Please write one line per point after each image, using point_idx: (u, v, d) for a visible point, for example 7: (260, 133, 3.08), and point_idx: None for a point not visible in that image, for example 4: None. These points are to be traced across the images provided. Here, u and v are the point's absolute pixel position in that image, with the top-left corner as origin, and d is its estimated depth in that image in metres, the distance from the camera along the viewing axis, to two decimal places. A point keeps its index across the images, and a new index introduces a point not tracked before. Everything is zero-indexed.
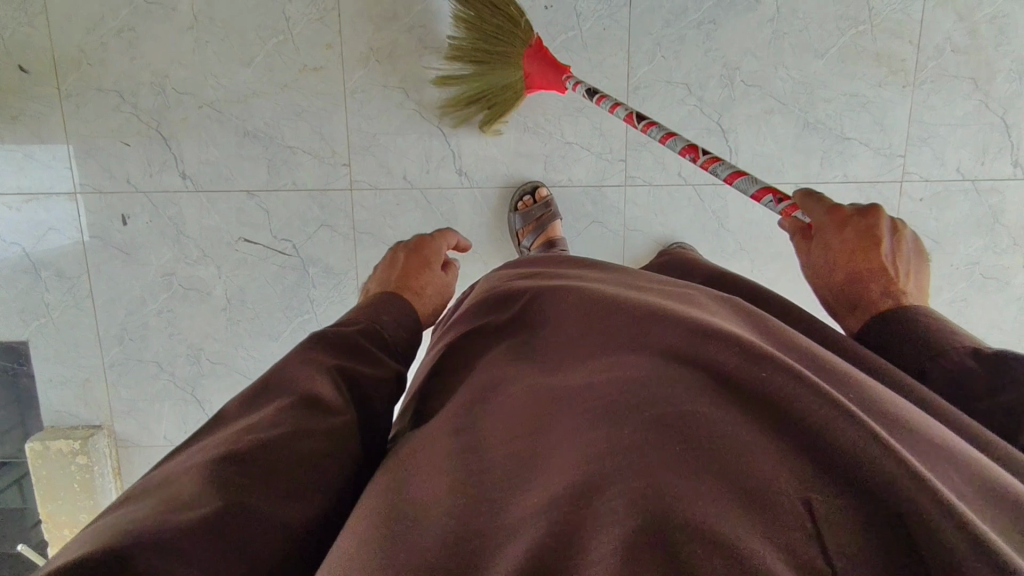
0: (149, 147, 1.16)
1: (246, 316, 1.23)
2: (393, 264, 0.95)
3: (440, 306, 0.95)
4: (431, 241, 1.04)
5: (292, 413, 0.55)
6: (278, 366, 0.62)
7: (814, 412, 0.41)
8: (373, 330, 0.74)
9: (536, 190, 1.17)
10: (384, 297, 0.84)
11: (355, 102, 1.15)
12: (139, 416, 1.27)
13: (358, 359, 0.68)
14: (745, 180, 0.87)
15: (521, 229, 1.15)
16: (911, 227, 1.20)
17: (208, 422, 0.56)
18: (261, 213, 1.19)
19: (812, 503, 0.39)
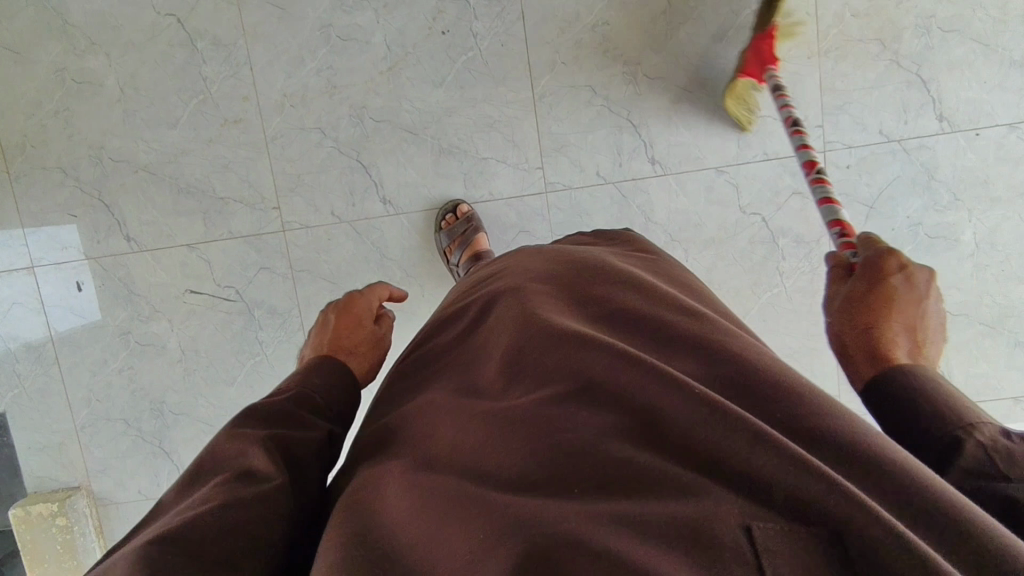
0: (94, 215, 1.24)
1: (201, 364, 1.28)
2: (324, 325, 0.91)
3: (376, 362, 0.90)
4: (360, 297, 0.96)
5: (225, 487, 0.55)
6: (212, 444, 0.62)
7: (745, 445, 0.41)
8: (306, 398, 0.71)
9: (457, 207, 1.20)
10: (316, 361, 0.79)
11: (277, 147, 1.20)
12: (114, 472, 1.33)
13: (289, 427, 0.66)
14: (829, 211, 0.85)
15: (447, 246, 1.17)
16: (844, 195, 1.18)
17: (147, 511, 0.56)
18: (203, 264, 1.25)
19: (754, 532, 0.38)
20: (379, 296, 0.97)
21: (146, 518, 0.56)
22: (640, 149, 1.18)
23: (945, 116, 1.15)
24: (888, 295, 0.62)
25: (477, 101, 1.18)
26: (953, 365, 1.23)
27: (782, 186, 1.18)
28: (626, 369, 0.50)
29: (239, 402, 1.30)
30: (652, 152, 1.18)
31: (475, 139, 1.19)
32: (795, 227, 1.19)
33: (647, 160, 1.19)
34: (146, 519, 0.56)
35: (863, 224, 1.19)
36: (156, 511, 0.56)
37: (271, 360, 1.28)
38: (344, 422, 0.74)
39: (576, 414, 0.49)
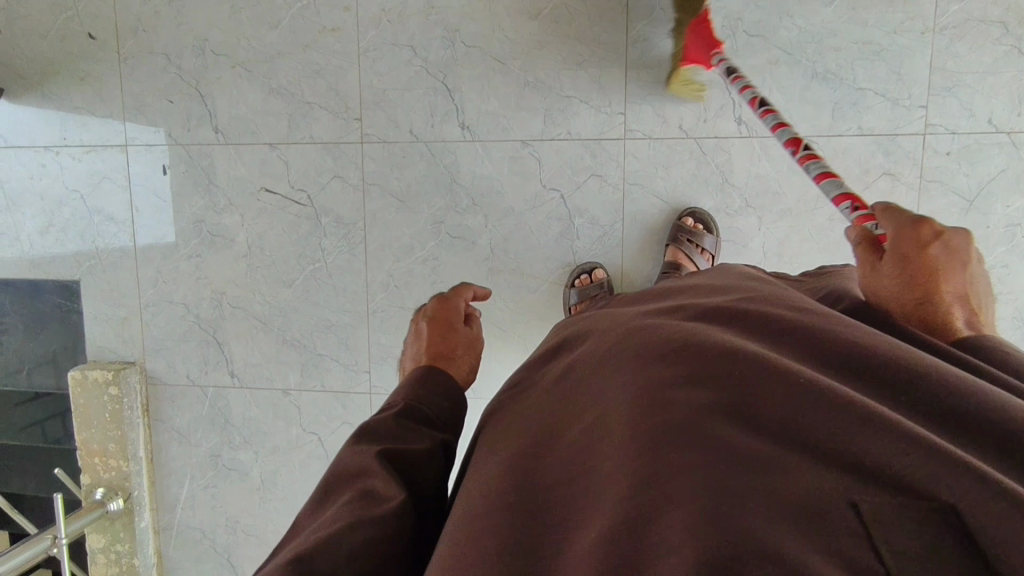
0: (189, 103, 1.29)
1: (263, 263, 1.32)
2: (418, 335, 0.90)
3: (475, 364, 0.89)
4: (448, 302, 0.97)
5: (351, 507, 0.57)
6: (336, 462, 0.65)
7: (858, 435, 0.40)
8: (418, 408, 0.72)
9: (594, 269, 1.21)
10: (419, 373, 0.78)
11: (367, 60, 1.23)
12: (167, 354, 1.38)
13: (403, 440, 0.67)
14: (830, 183, 0.86)
15: (574, 304, 1.19)
16: (939, 183, 1.11)
17: (286, 529, 0.60)
18: (281, 164, 1.29)
19: (861, 507, 0.37)
20: (462, 299, 0.99)
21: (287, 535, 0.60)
22: (727, 106, 1.14)
23: None
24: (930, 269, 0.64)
25: (569, 38, 1.17)
26: None
27: (874, 164, 1.12)
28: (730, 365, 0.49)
29: (293, 304, 1.33)
30: (739, 112, 1.14)
31: (562, 76, 1.18)
32: None
33: (733, 119, 1.15)
34: (287, 536, 0.60)
35: (955, 217, 1.12)
36: (294, 532, 0.60)
37: (329, 269, 1.31)
38: (455, 429, 0.74)
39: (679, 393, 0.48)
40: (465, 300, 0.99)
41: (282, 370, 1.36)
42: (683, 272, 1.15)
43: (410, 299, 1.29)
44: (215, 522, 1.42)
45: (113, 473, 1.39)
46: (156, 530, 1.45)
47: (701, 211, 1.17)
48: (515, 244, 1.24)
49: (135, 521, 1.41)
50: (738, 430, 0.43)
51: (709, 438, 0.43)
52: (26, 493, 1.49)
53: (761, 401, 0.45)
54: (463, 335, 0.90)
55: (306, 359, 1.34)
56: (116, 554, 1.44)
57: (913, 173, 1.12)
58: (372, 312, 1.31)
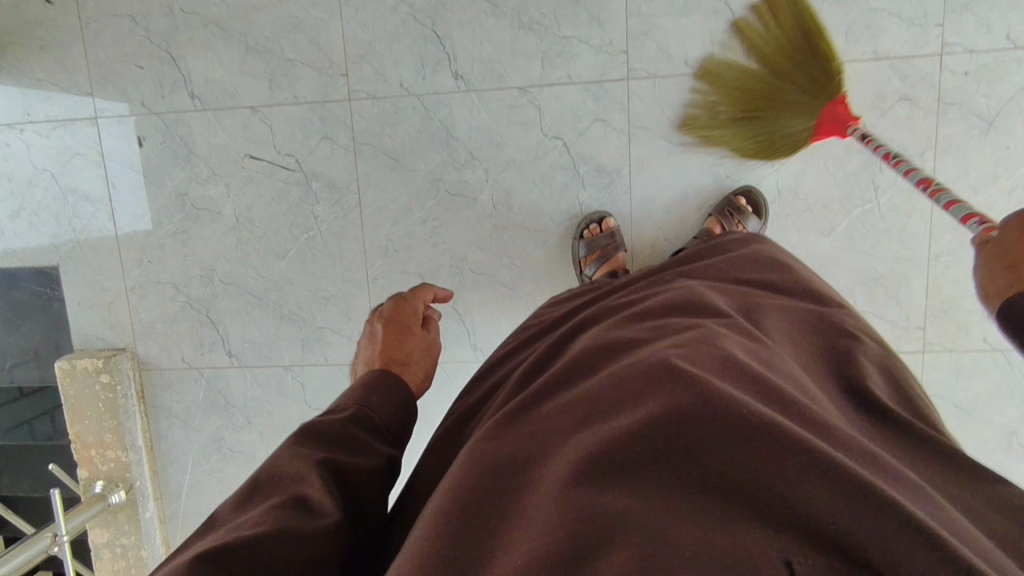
0: (161, 68, 1.21)
1: (254, 234, 1.26)
2: (372, 337, 0.84)
3: (431, 371, 0.83)
4: (406, 302, 0.90)
5: (278, 512, 0.52)
6: (271, 459, 0.59)
7: (810, 474, 0.37)
8: (365, 418, 0.66)
9: (603, 219, 1.15)
10: (375, 378, 0.72)
11: (350, 9, 1.15)
12: (159, 337, 1.32)
13: (347, 450, 0.61)
14: (960, 208, 0.78)
15: (584, 258, 1.14)
16: (958, 105, 1.07)
17: (203, 519, 0.55)
18: (265, 128, 1.21)
19: (796, 566, 0.36)
20: (424, 299, 0.92)
21: (201, 528, 0.54)
22: (735, 37, 1.09)
23: None
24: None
25: None
26: None
27: (890, 90, 1.08)
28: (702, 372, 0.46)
29: (288, 277, 1.27)
30: (749, 43, 1.09)
31: (558, 15, 1.11)
32: (898, 137, 1.09)
33: (742, 51, 1.09)
34: (199, 531, 0.54)
35: (975, 139, 1.07)
36: (207, 527, 0.54)
37: (324, 237, 1.24)
38: (403, 445, 0.69)
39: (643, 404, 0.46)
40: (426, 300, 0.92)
41: (282, 346, 1.30)
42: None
43: (411, 263, 1.23)
44: None
45: (112, 464, 1.34)
46: (162, 520, 1.40)
47: (757, 191, 1.12)
48: (517, 198, 1.19)
49: (139, 513, 1.36)
50: (687, 457, 0.41)
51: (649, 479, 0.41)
52: (20, 493, 1.42)
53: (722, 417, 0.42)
54: (422, 340, 0.84)
55: (306, 332, 1.29)
56: (120, 548, 1.38)
57: (931, 96, 1.07)
58: (372, 279, 1.25)
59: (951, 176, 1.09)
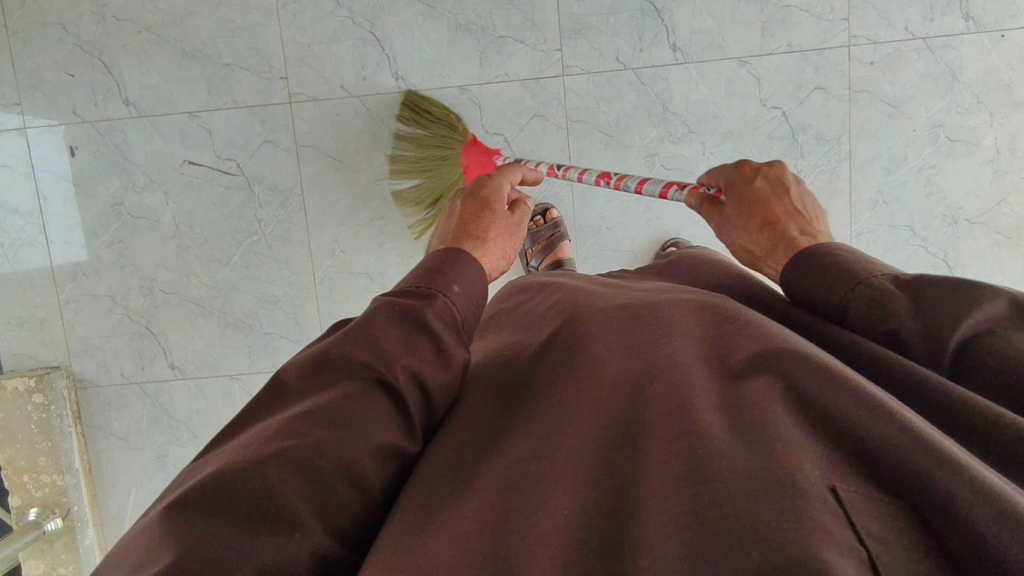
0: (93, 76, 1.19)
1: (195, 241, 1.24)
2: (451, 214, 0.83)
3: (508, 251, 0.83)
4: (489, 180, 0.87)
5: (347, 409, 0.51)
6: (341, 331, 0.57)
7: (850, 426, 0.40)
8: (448, 311, 0.61)
9: (547, 211, 1.18)
10: (455, 259, 0.68)
11: (288, 13, 1.17)
12: (96, 353, 1.27)
13: (422, 336, 0.57)
14: (654, 185, 0.98)
15: (529, 250, 1.18)
16: (866, 93, 1.15)
17: (268, 384, 0.54)
18: (204, 133, 1.20)
19: (841, 492, 0.37)
20: (510, 179, 0.89)
21: (274, 380, 0.54)
22: (660, 34, 1.15)
23: (971, 14, 1.12)
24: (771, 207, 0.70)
25: None
26: (968, 274, 1.19)
27: (805, 80, 1.15)
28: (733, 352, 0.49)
29: (232, 284, 1.25)
30: (674, 39, 1.15)
31: (494, 15, 1.15)
32: (816, 123, 1.16)
33: (668, 47, 1.15)
34: (270, 394, 0.53)
35: (884, 123, 1.16)
36: (275, 394, 0.53)
37: (268, 242, 1.23)
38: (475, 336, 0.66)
39: (673, 376, 0.48)
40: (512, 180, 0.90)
41: (226, 355, 1.27)
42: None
43: (359, 264, 1.24)
44: None
45: (47, 490, 1.28)
46: (102, 548, 1.33)
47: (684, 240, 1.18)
48: None
49: (78, 540, 1.30)
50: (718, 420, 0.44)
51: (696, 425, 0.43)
52: None
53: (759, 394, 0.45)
54: (498, 222, 0.82)
55: (252, 339, 1.26)
56: None
57: (842, 85, 1.15)
58: (318, 281, 1.24)
59: (866, 158, 1.17)
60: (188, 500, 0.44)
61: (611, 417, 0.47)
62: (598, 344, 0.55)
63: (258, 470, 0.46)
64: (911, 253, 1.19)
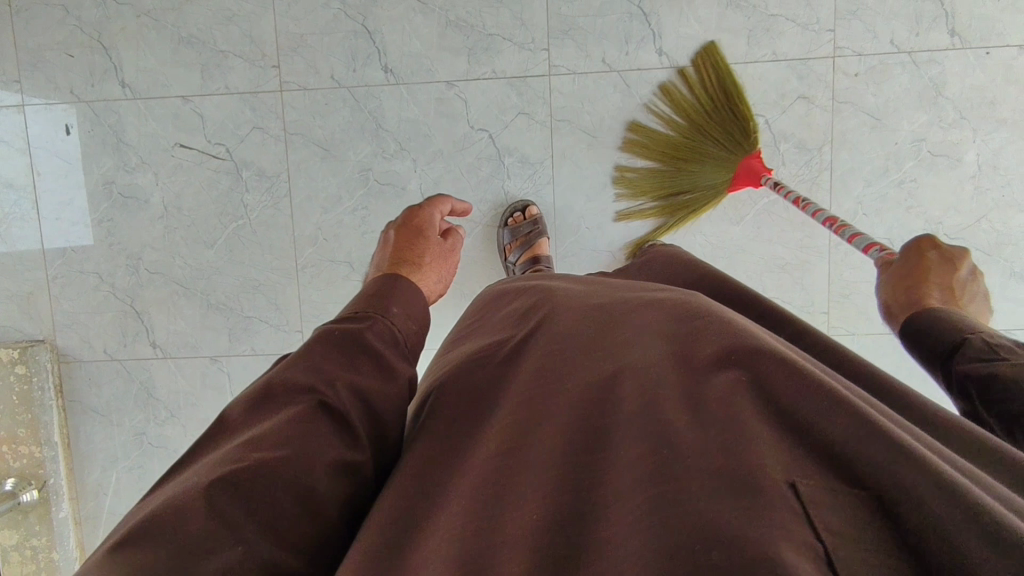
0: (92, 57, 1.22)
1: (182, 223, 1.26)
2: (386, 243, 0.86)
3: (443, 275, 0.86)
4: (420, 211, 0.92)
5: (293, 430, 0.50)
6: (279, 366, 0.57)
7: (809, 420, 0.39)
8: (387, 333, 0.62)
9: (526, 208, 1.20)
10: (397, 284, 0.70)
11: (282, 4, 1.19)
12: (80, 328, 1.29)
13: (362, 357, 0.58)
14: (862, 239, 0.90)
15: (508, 245, 1.18)
16: (849, 104, 1.16)
17: (211, 425, 0.54)
18: (196, 117, 1.23)
19: (801, 487, 0.36)
20: (440, 209, 0.94)
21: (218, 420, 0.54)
22: (647, 38, 1.16)
23: (957, 31, 1.12)
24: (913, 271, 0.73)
25: None
26: None
27: (789, 89, 1.16)
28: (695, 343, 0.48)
29: (216, 266, 1.27)
30: (660, 44, 1.16)
31: (483, 13, 1.17)
32: (798, 132, 1.17)
33: (654, 51, 1.16)
34: (213, 433, 0.53)
35: (866, 135, 1.16)
36: (221, 429, 0.53)
37: (254, 226, 1.25)
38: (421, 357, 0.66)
39: (635, 372, 0.48)
40: (443, 212, 0.95)
41: (207, 336, 1.29)
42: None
43: (342, 252, 1.25)
44: None
45: (24, 460, 1.31)
46: (76, 522, 1.35)
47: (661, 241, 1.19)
48: (445, 187, 1.22)
49: (52, 512, 1.32)
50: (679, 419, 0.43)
51: (657, 428, 0.42)
52: None
53: (719, 385, 0.44)
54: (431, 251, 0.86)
55: (233, 322, 1.28)
56: (31, 550, 1.34)
57: (825, 95, 1.16)
58: (301, 268, 1.26)
59: (847, 169, 1.17)
60: (134, 534, 0.44)
61: (576, 417, 0.46)
62: (566, 340, 0.54)
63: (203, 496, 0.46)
64: None
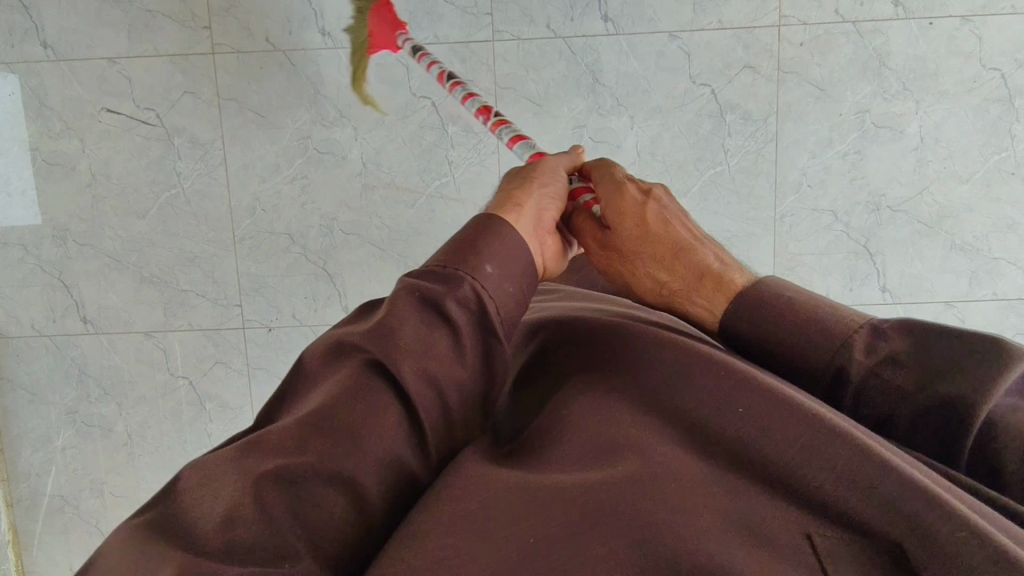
0: (10, 16, 1.15)
1: (111, 192, 1.20)
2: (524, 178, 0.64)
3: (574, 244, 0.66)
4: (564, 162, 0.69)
5: (347, 417, 0.44)
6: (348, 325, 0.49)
7: (808, 452, 0.40)
8: (476, 304, 0.49)
9: None
10: (509, 233, 0.54)
11: None
12: (6, 303, 1.24)
13: (437, 336, 0.48)
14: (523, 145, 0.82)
15: None
16: (793, 73, 1.14)
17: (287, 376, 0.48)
18: (124, 81, 1.17)
19: (817, 540, 0.39)
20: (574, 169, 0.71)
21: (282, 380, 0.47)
22: (592, 4, 1.13)
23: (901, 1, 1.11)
24: (651, 232, 0.63)
25: None
26: (888, 262, 1.20)
27: (734, 58, 1.14)
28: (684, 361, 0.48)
29: (148, 237, 1.22)
30: (605, 10, 1.14)
31: None
32: (744, 102, 1.16)
33: (599, 17, 1.14)
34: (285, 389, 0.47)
35: (811, 106, 1.15)
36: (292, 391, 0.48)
37: (188, 196, 1.21)
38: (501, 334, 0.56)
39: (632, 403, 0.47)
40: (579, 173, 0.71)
41: (141, 311, 1.24)
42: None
43: (280, 223, 1.21)
44: (78, 486, 1.30)
45: None
46: (8, 502, 1.31)
47: None
48: (387, 157, 1.19)
49: None
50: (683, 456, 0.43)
51: (664, 463, 0.43)
52: None
53: (716, 415, 0.44)
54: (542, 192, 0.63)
55: (168, 296, 1.24)
56: None
57: (771, 64, 1.14)
58: (238, 239, 1.22)
59: (792, 140, 1.16)
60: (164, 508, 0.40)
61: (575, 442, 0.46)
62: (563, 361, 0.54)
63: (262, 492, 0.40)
64: (832, 237, 1.19)
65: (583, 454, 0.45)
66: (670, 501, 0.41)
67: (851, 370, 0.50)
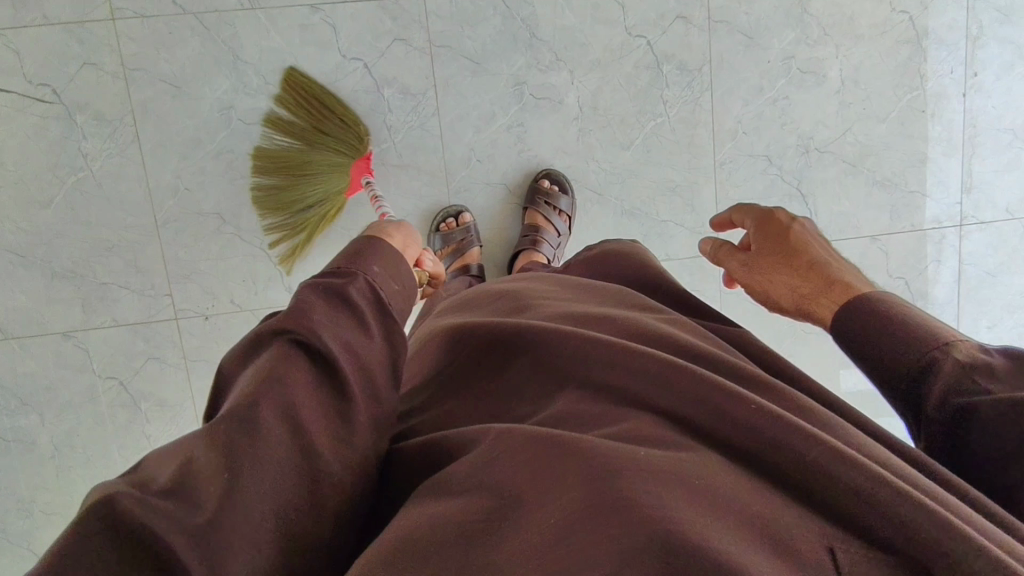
0: None
1: (8, 181, 1.08)
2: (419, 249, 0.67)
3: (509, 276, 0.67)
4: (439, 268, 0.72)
5: (275, 380, 0.43)
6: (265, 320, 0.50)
7: (829, 470, 0.40)
8: (371, 290, 0.54)
9: (461, 215, 1.18)
10: (386, 245, 0.60)
11: None
12: None
13: (345, 312, 0.51)
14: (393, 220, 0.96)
15: (439, 251, 1.16)
16: (723, 22, 1.17)
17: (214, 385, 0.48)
18: (10, 54, 1.04)
19: (840, 554, 0.37)
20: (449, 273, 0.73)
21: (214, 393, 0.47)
22: None
23: None
24: (795, 248, 0.69)
25: None
26: (819, 202, 1.26)
27: (667, 8, 1.15)
28: (695, 383, 0.47)
29: (57, 228, 1.10)
30: None
31: None
32: (679, 53, 1.17)
33: None
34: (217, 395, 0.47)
35: (742, 54, 1.18)
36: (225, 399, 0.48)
37: (99, 180, 1.10)
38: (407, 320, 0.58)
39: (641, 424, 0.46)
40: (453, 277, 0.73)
41: (56, 309, 1.13)
42: (543, 234, 1.17)
43: (207, 204, 1.13)
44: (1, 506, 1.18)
45: None
46: None
47: (556, 172, 1.19)
48: None
49: None
50: (699, 470, 0.41)
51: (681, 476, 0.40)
52: None
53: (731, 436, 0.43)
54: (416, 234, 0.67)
55: (86, 291, 1.13)
56: None
57: (702, 14, 1.16)
58: (161, 224, 1.12)
59: (726, 88, 1.19)
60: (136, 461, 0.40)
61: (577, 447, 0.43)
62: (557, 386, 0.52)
63: (210, 440, 0.39)
64: (767, 181, 1.24)
65: (589, 457, 0.42)
66: (687, 509, 0.38)
67: (944, 364, 0.52)
